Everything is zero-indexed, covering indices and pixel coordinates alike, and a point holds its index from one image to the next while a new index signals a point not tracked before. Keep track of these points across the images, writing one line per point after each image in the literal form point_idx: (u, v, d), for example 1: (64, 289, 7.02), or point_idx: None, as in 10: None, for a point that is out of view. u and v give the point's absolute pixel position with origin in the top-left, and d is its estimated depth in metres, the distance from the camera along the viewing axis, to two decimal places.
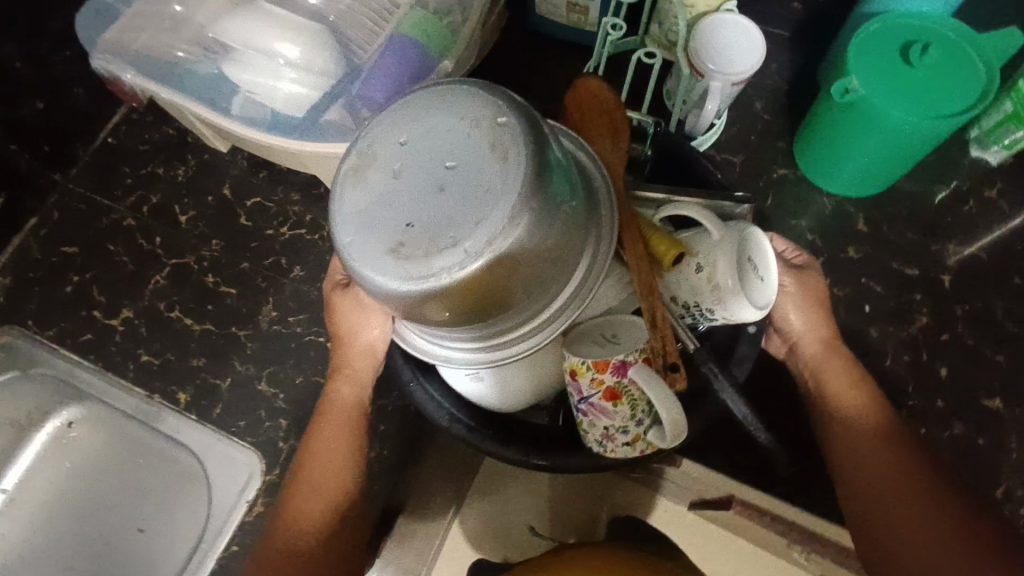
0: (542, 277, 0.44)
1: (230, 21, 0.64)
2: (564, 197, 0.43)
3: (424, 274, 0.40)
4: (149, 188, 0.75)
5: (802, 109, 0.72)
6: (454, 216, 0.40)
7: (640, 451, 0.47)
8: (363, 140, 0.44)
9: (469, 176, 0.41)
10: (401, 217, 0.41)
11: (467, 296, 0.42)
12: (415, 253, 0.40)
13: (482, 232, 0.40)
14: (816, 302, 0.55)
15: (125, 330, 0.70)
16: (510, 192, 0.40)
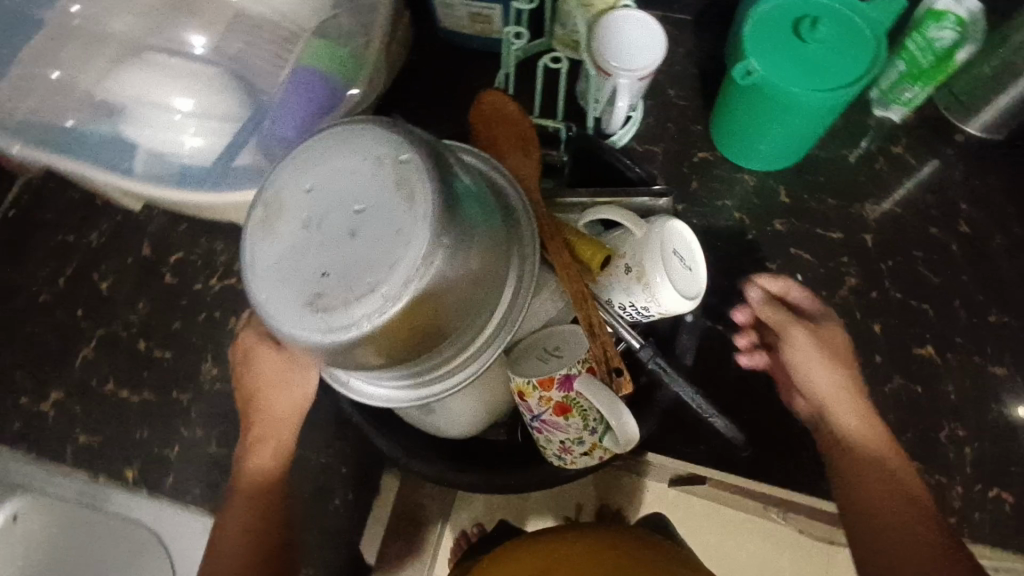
0: (470, 305, 0.43)
1: (119, 76, 0.61)
2: (479, 225, 0.43)
3: (346, 324, 0.39)
4: (63, 259, 0.71)
5: (714, 90, 0.73)
6: (368, 260, 0.40)
7: (599, 459, 0.46)
8: (270, 191, 0.43)
9: (378, 218, 0.40)
10: (315, 267, 0.40)
11: (394, 338, 0.41)
12: (333, 303, 0.39)
13: (397, 274, 0.39)
14: (843, 352, 0.53)
15: (57, 412, 0.66)
16: (420, 229, 0.39)
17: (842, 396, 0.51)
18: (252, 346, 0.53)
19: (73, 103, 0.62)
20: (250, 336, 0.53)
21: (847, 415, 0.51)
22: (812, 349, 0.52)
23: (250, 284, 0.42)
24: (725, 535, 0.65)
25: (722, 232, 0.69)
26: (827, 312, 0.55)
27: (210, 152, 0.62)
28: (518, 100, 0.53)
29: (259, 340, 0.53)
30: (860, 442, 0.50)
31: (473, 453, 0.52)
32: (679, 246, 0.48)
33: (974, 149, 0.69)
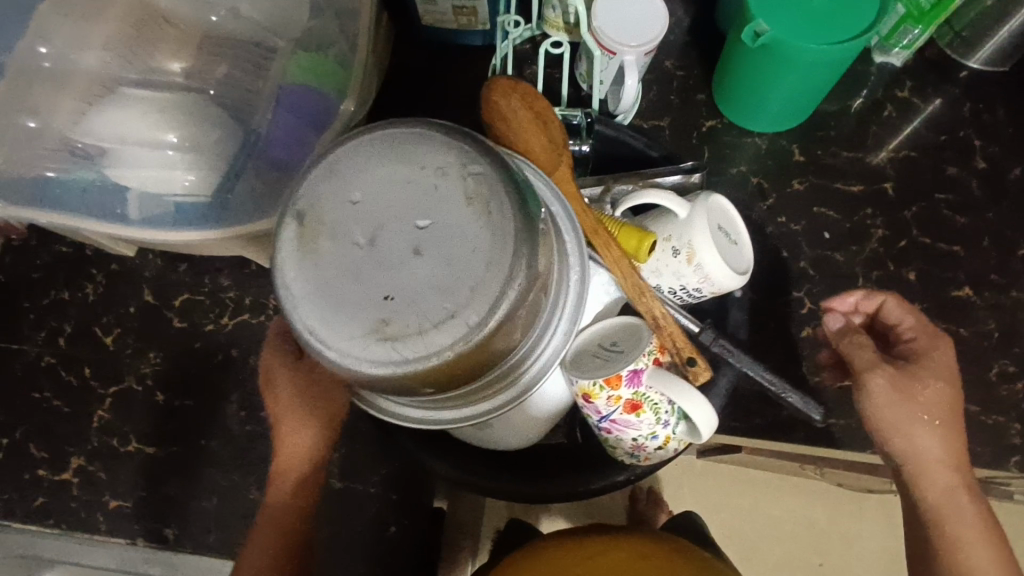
0: (534, 316, 0.41)
1: (96, 116, 0.57)
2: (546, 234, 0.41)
3: (421, 352, 0.37)
4: (59, 317, 0.67)
5: (711, 55, 0.72)
6: (443, 283, 0.37)
7: (674, 451, 0.45)
8: (313, 204, 0.39)
9: (448, 235, 0.37)
10: (378, 292, 0.37)
11: (467, 362, 0.38)
12: (406, 331, 0.36)
13: (479, 297, 0.37)
14: (937, 407, 0.48)
15: (81, 480, 0.62)
16: (500, 248, 0.37)
17: (925, 414, 0.48)
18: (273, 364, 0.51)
19: (49, 151, 0.58)
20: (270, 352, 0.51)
21: (929, 477, 0.49)
22: (897, 407, 0.48)
23: (302, 311, 0.38)
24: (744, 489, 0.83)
25: (740, 199, 0.67)
26: (917, 325, 0.53)
27: (207, 188, 0.59)
28: (535, 89, 0.50)
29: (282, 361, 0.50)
30: (930, 458, 0.49)
31: (536, 463, 0.50)
32: (723, 220, 0.47)
33: (978, 83, 0.68)
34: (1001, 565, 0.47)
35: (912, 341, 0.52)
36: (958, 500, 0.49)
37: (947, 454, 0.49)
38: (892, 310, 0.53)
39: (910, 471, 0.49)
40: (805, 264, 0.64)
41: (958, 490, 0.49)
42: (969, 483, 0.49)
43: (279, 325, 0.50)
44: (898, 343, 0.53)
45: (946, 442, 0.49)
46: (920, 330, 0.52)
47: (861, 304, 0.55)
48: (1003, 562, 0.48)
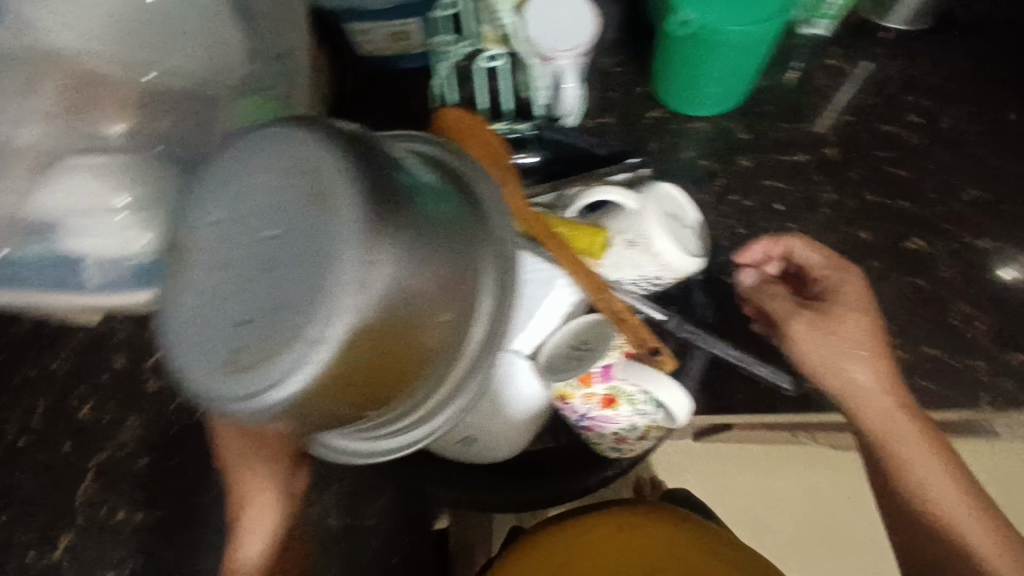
0: (429, 320, 0.36)
1: (39, 190, 0.56)
2: (433, 222, 0.36)
3: (270, 377, 0.34)
4: (31, 395, 0.65)
5: (645, 49, 0.73)
6: (287, 298, 0.34)
7: (656, 439, 0.46)
8: (188, 238, 0.39)
9: (294, 242, 0.35)
10: (234, 316, 0.36)
11: (343, 382, 0.35)
12: (257, 357, 0.34)
13: (320, 311, 0.33)
14: (860, 343, 0.51)
15: (73, 557, 0.61)
16: (342, 246, 0.33)
17: (855, 351, 0.50)
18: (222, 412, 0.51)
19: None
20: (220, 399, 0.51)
21: (868, 410, 0.51)
22: (824, 349, 0.51)
23: (177, 348, 0.38)
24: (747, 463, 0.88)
25: (693, 183, 0.69)
26: (838, 260, 0.54)
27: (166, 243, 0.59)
28: (473, 109, 0.51)
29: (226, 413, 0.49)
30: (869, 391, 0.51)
31: (527, 471, 0.51)
32: (673, 207, 0.48)
33: (902, 42, 0.70)
34: (958, 478, 0.50)
35: (823, 278, 0.54)
36: (903, 425, 0.50)
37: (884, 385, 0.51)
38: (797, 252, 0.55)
39: (852, 407, 0.51)
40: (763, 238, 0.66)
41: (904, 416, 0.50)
42: (909, 404, 0.51)
43: None
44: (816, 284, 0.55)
45: (879, 373, 0.51)
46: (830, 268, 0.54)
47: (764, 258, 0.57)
48: (956, 473, 0.50)
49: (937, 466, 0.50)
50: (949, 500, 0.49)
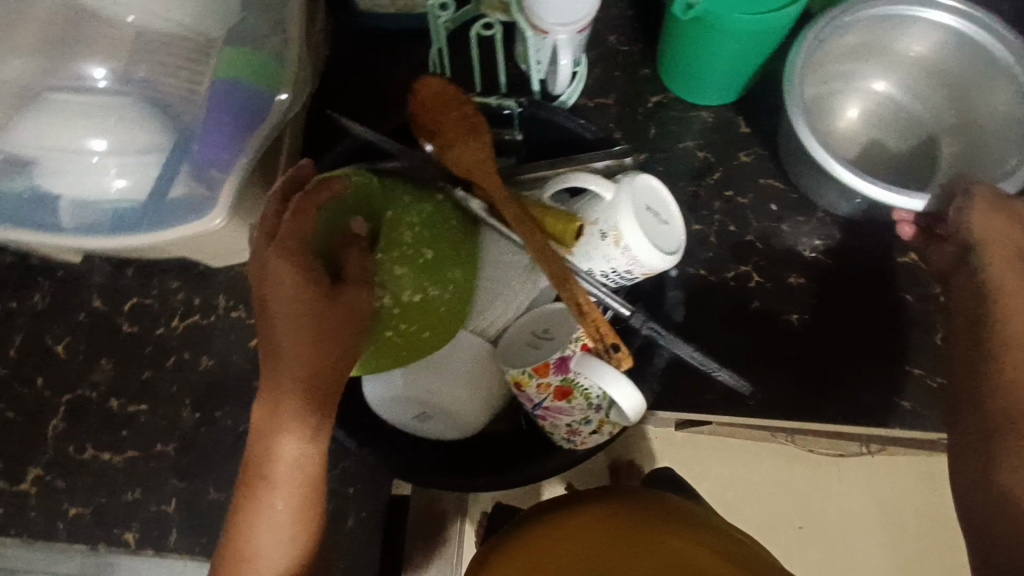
0: (883, 162, 0.66)
1: (21, 123, 0.55)
2: (920, 116, 0.65)
3: (851, 144, 0.66)
4: (10, 329, 0.67)
5: (654, 30, 0.70)
6: (883, 113, 0.66)
7: (610, 434, 0.45)
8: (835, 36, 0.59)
9: (871, 102, 0.66)
10: (867, 110, 0.66)
11: (880, 159, 0.66)
12: (856, 134, 0.67)
13: (884, 124, 0.66)
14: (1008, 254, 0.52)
15: (38, 489, 0.62)
16: (906, 104, 0.66)
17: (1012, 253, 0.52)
18: (287, 297, 0.40)
19: None
20: (286, 271, 0.39)
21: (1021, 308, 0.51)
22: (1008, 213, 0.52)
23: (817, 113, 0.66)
24: (721, 455, 0.90)
25: (688, 173, 0.67)
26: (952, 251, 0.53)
27: (138, 190, 0.57)
28: (454, 81, 0.49)
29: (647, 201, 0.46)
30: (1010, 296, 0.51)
31: (486, 453, 0.51)
32: (652, 200, 0.47)
33: None
34: None
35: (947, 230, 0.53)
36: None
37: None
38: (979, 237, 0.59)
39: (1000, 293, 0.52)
40: (752, 237, 0.64)
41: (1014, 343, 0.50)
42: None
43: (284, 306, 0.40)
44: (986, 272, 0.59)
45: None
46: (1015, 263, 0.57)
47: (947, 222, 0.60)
48: None
49: None
50: None
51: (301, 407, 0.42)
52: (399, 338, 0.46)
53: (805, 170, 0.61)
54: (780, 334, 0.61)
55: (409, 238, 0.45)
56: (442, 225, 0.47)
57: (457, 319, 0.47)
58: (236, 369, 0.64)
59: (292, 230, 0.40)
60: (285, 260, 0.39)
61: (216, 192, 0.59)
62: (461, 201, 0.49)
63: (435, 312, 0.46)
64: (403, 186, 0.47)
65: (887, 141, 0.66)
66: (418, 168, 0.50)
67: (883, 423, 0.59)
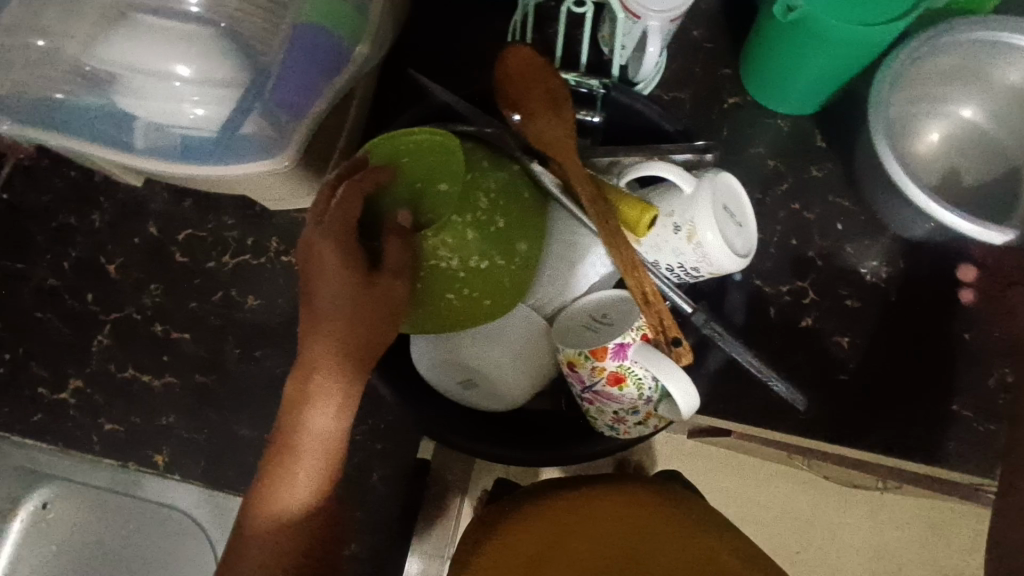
0: (968, 194, 0.63)
1: (108, 41, 0.54)
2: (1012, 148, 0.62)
3: (934, 171, 0.63)
4: (66, 243, 0.68)
5: (740, 31, 0.69)
6: (973, 142, 0.63)
7: (654, 428, 0.45)
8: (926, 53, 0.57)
9: (960, 131, 0.63)
10: (955, 138, 0.63)
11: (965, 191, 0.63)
12: (942, 162, 0.64)
13: (972, 154, 0.63)
14: None
15: (77, 400, 0.64)
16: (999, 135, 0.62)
17: None
18: (334, 272, 0.40)
19: (59, 75, 0.56)
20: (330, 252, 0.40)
21: None
22: None
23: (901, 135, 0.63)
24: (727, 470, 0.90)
25: (756, 180, 0.66)
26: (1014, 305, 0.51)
27: (213, 124, 0.56)
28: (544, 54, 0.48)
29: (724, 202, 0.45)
30: None
31: (523, 430, 0.51)
32: (730, 200, 0.46)
33: None
34: None
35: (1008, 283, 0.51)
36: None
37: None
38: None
39: None
40: (813, 253, 0.63)
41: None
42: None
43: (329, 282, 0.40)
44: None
45: None
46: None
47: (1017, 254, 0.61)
48: None
49: None
50: None
51: (326, 386, 0.42)
52: (449, 314, 0.45)
53: (878, 194, 0.60)
54: (829, 355, 0.60)
55: (484, 206, 0.44)
56: (517, 198, 0.46)
57: (518, 291, 0.46)
58: (281, 312, 0.65)
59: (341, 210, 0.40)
60: (329, 241, 0.39)
61: (288, 135, 0.60)
62: (536, 175, 0.48)
63: (497, 282, 0.45)
64: (482, 153, 0.46)
65: (976, 172, 0.63)
66: (498, 138, 0.49)
67: (921, 459, 0.58)
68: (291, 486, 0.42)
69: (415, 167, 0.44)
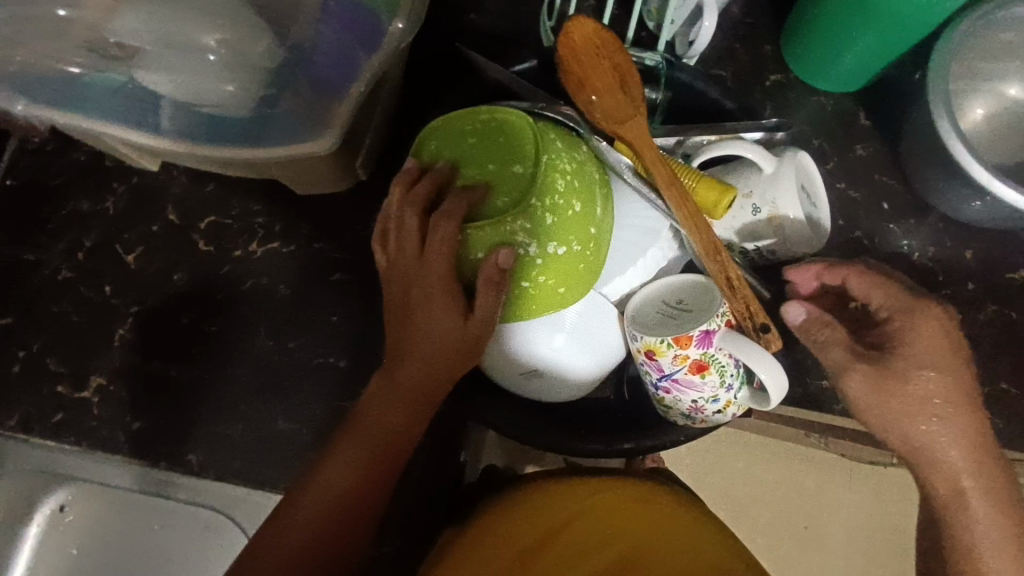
0: None
1: (134, 13, 0.51)
2: None
3: (995, 146, 0.63)
4: (77, 231, 0.64)
5: (783, 4, 0.66)
6: None
7: (731, 416, 0.45)
8: (986, 27, 0.56)
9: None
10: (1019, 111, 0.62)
11: None
12: (1009, 136, 0.63)
13: None
14: (925, 404, 0.48)
15: (101, 398, 0.61)
16: None
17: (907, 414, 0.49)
18: (431, 297, 0.41)
19: (73, 48, 0.51)
20: (430, 287, 0.41)
21: (937, 469, 0.49)
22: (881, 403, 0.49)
23: (965, 112, 0.63)
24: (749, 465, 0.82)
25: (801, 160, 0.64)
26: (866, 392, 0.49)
27: (246, 101, 0.53)
28: (608, 26, 0.45)
29: (805, 178, 0.48)
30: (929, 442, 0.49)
31: (589, 417, 0.50)
32: (805, 181, 0.48)
33: None
34: (995, 513, 0.49)
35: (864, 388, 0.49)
36: (926, 376, 0.48)
37: (950, 379, 0.49)
38: (857, 285, 0.52)
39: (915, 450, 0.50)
40: (860, 234, 0.62)
41: (922, 368, 0.48)
42: (961, 389, 0.49)
43: (430, 306, 0.41)
44: (876, 324, 0.52)
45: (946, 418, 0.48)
46: (893, 310, 0.51)
47: (826, 275, 0.54)
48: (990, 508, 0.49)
49: (987, 492, 0.49)
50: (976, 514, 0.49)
51: (406, 399, 0.44)
52: (525, 304, 0.43)
53: (927, 174, 0.59)
54: None
55: (562, 189, 0.42)
56: (590, 179, 0.44)
57: (592, 279, 0.45)
58: (316, 301, 0.62)
59: (438, 244, 0.40)
60: (433, 265, 0.40)
61: (325, 117, 0.55)
62: (602, 152, 0.47)
63: (572, 268, 0.43)
64: (553, 132, 0.45)
65: None
66: (572, 118, 0.48)
67: None
68: (351, 478, 0.43)
69: (482, 149, 0.43)
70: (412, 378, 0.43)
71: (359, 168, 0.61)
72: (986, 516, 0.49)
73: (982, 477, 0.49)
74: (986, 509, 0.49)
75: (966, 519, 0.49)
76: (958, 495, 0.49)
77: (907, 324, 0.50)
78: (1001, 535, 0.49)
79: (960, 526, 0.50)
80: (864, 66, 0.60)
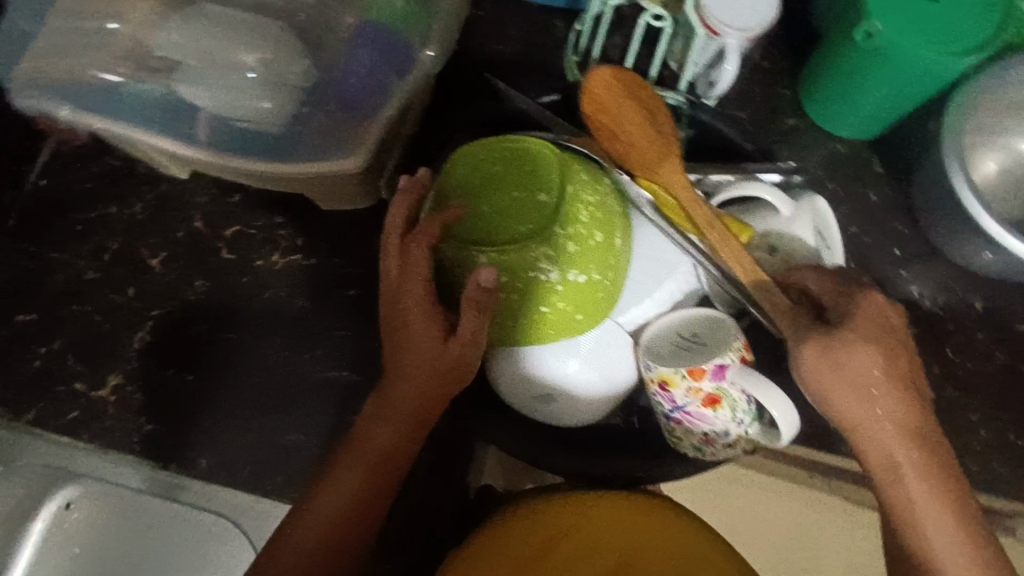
0: None
1: (181, 31, 0.54)
2: None
3: (1007, 199, 0.64)
4: (105, 234, 0.65)
5: (801, 51, 0.68)
6: None
7: (741, 451, 0.46)
8: (1001, 84, 0.58)
9: None
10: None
11: None
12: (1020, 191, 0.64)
13: None
14: (873, 375, 0.42)
15: (117, 398, 0.62)
16: None
17: (850, 387, 0.42)
18: (416, 318, 0.43)
19: (120, 61, 0.54)
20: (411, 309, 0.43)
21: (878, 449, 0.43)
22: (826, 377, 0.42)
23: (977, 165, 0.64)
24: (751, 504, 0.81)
25: None
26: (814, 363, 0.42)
27: (280, 117, 0.55)
28: (632, 69, 0.48)
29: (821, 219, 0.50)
30: (870, 420, 0.42)
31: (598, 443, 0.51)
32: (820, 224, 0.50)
33: None
34: (940, 504, 0.42)
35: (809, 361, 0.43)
36: (862, 349, 0.42)
37: (884, 354, 0.42)
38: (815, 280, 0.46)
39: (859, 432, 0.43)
40: (870, 278, 0.63)
41: (857, 339, 0.42)
42: (896, 366, 0.42)
43: (414, 328, 0.43)
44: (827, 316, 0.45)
45: (892, 391, 0.42)
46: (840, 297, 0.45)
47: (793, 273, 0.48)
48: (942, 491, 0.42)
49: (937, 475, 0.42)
50: (923, 499, 0.42)
51: (400, 414, 0.45)
52: (544, 329, 0.45)
53: (938, 224, 0.60)
54: None
55: (585, 220, 0.44)
56: (612, 211, 0.46)
57: (609, 307, 0.46)
58: (334, 315, 0.63)
59: (415, 268, 0.42)
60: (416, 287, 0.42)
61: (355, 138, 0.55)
62: (624, 185, 0.48)
63: (592, 296, 0.45)
64: (579, 164, 0.46)
65: None
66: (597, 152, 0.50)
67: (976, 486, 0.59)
68: (347, 493, 0.45)
69: (506, 177, 0.45)
70: (405, 395, 0.44)
71: (383, 187, 0.62)
72: (931, 501, 0.42)
73: (921, 454, 0.42)
74: (937, 497, 0.42)
75: (912, 505, 0.42)
76: (895, 475, 0.42)
77: (847, 308, 0.44)
78: (945, 518, 0.42)
79: (907, 510, 0.43)
80: (878, 115, 0.62)
